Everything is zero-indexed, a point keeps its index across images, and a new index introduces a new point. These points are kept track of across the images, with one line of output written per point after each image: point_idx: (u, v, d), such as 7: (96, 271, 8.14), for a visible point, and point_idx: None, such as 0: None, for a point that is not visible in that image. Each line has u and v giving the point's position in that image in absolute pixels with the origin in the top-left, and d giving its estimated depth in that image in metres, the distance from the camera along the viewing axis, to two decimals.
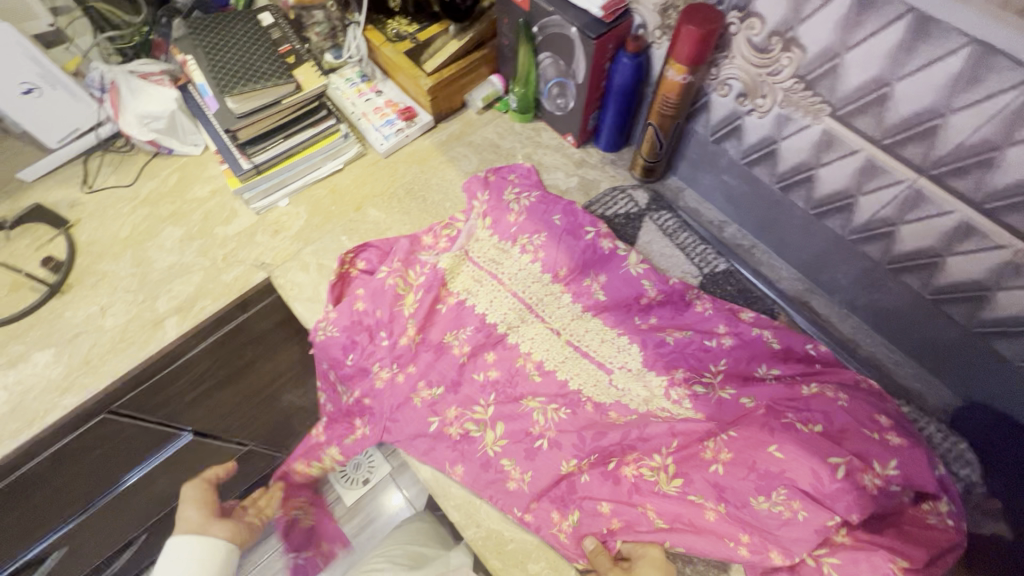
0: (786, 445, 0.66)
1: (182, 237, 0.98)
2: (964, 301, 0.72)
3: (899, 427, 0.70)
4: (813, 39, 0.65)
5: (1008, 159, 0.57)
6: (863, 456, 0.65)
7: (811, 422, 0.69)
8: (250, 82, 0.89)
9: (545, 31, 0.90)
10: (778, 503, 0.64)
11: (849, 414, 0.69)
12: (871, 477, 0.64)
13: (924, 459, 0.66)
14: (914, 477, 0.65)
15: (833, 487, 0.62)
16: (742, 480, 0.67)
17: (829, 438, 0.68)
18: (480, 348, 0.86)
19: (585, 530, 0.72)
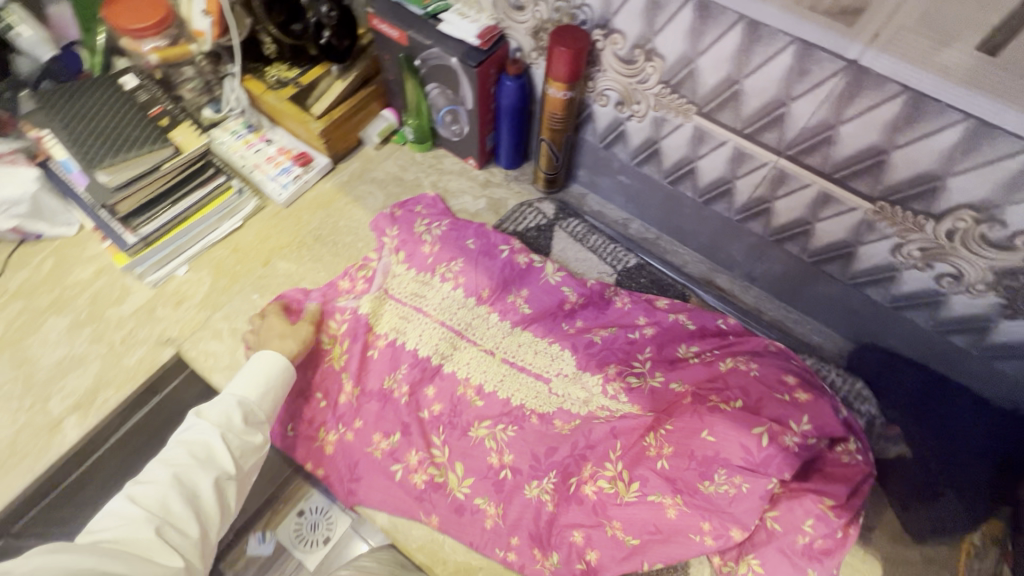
0: (716, 428, 0.71)
1: (69, 326, 0.90)
2: (836, 260, 0.82)
3: (806, 383, 0.77)
4: (669, 49, 0.72)
5: (843, 135, 0.66)
6: (782, 417, 0.71)
7: (731, 399, 0.75)
8: (125, 152, 0.84)
9: (428, 64, 0.92)
10: (721, 483, 0.69)
11: (762, 382, 0.76)
12: (789, 436, 0.69)
13: (827, 408, 0.72)
14: (827, 426, 0.71)
15: (764, 453, 0.68)
16: (685, 469, 0.72)
17: (749, 409, 0.73)
18: (419, 383, 0.86)
19: (569, 567, 0.74)
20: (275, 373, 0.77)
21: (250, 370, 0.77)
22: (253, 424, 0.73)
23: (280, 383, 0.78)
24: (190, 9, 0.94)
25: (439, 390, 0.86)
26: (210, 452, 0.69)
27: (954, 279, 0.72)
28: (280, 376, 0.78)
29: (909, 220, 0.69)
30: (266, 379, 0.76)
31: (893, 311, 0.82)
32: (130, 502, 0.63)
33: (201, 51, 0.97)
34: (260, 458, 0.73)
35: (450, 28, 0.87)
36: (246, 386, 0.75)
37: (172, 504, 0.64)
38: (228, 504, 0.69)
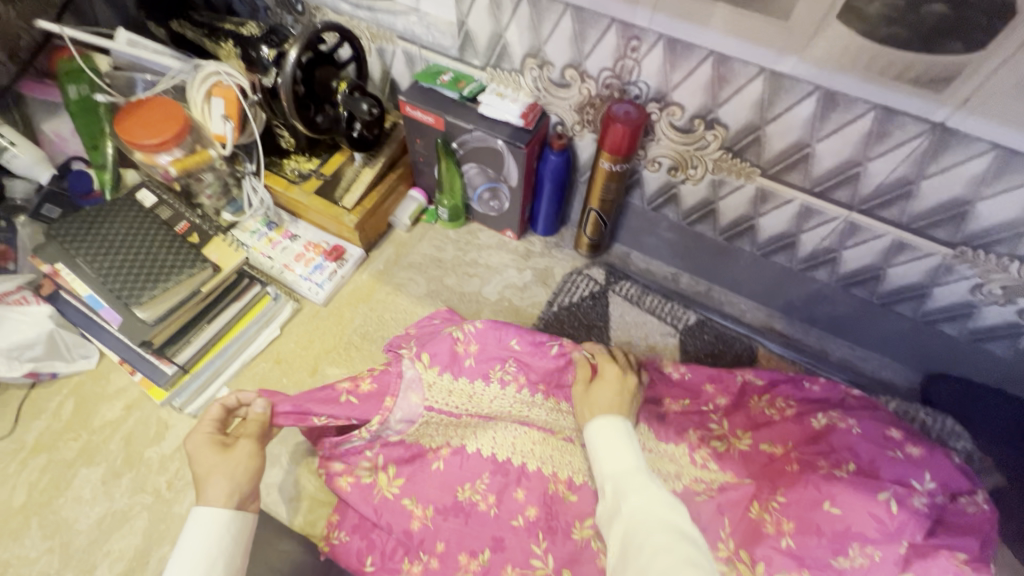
0: (839, 497, 0.64)
1: (104, 477, 0.80)
2: (909, 300, 0.82)
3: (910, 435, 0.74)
4: (732, 118, 0.72)
5: (924, 189, 0.66)
6: (903, 478, 0.68)
7: (843, 463, 0.71)
8: (161, 282, 0.76)
9: (466, 146, 0.90)
10: (857, 557, 0.61)
11: (868, 440, 0.73)
12: (918, 498, 0.65)
13: (944, 462, 0.71)
14: (947, 476, 0.69)
15: (897, 522, 0.61)
16: (816, 545, 0.62)
17: (864, 473, 0.69)
18: (498, 485, 0.79)
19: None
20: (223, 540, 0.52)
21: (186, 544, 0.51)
22: None
23: (232, 550, 0.53)
24: (207, 113, 0.87)
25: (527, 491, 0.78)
26: None
27: None
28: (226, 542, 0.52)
29: (991, 262, 0.70)
30: (215, 551, 0.51)
31: (968, 343, 0.83)
32: None
33: (220, 155, 0.90)
34: None
35: (490, 109, 0.84)
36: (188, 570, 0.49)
37: None
38: None
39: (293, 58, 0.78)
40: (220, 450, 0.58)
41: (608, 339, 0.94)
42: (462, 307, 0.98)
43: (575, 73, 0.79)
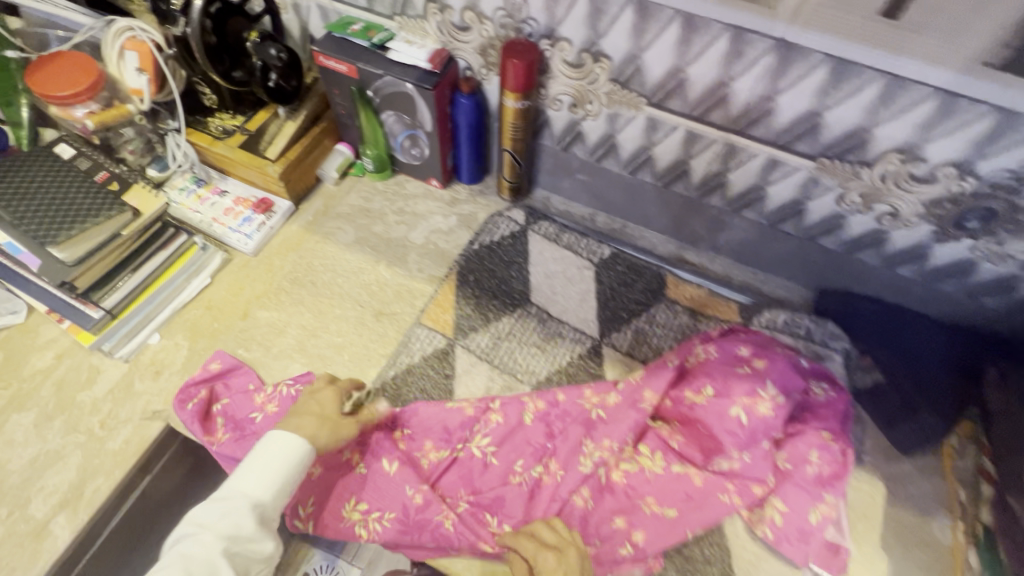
0: (706, 419, 0.79)
1: (37, 421, 0.82)
2: (790, 217, 0.90)
3: (760, 349, 0.83)
4: (614, 49, 0.78)
5: (782, 104, 0.74)
6: (749, 391, 0.78)
7: (702, 388, 0.81)
8: (78, 223, 0.79)
9: (381, 93, 0.94)
10: (727, 460, 0.77)
11: (720, 363, 0.83)
12: (762, 406, 0.77)
13: (784, 366, 0.80)
14: (790, 379, 0.79)
15: (752, 426, 0.76)
16: (692, 446, 0.80)
17: (720, 394, 0.79)
18: (419, 441, 0.82)
19: (614, 554, 0.74)
20: (291, 464, 0.66)
21: (256, 461, 0.65)
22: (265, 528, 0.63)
23: (295, 475, 0.66)
24: (121, 67, 0.89)
25: (456, 466, 0.81)
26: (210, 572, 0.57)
27: (892, 216, 0.81)
28: (295, 468, 0.66)
29: (847, 170, 0.78)
30: (281, 472, 0.65)
31: (845, 255, 0.91)
32: None
33: (140, 110, 0.93)
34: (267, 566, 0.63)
35: (399, 56, 0.89)
36: (256, 482, 0.64)
37: None
38: None
39: (198, 7, 0.81)
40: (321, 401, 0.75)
41: (527, 273, 1.00)
42: (388, 252, 1.02)
43: (474, 16, 0.84)
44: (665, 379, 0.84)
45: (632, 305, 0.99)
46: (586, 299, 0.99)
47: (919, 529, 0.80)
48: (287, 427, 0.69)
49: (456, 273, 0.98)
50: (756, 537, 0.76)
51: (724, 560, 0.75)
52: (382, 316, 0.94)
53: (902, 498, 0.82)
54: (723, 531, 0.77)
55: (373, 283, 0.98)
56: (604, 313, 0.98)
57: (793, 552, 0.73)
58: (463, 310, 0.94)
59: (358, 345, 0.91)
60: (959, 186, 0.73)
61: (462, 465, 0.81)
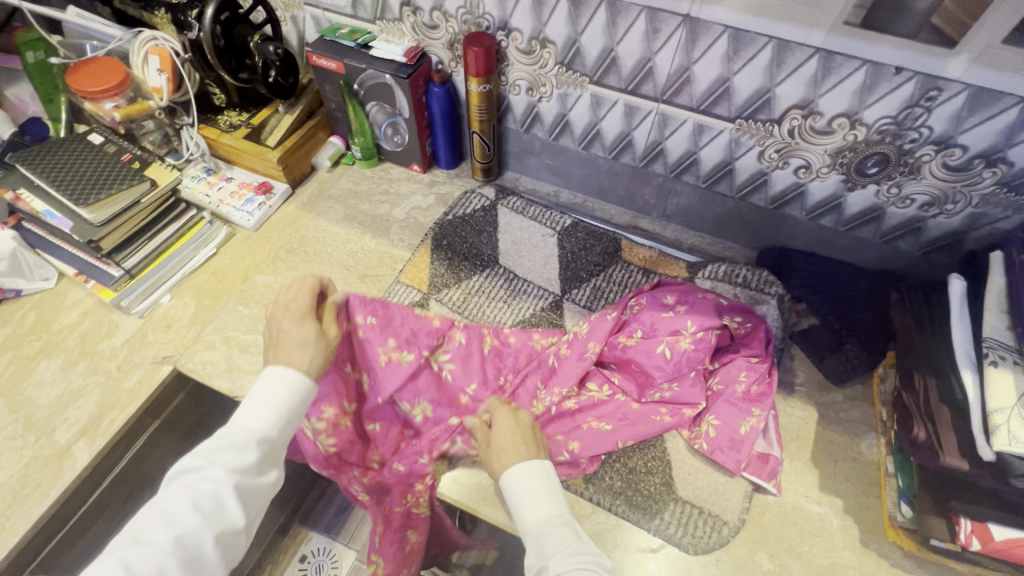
0: (637, 355, 0.88)
1: (63, 365, 0.94)
2: (723, 178, 1.02)
3: (685, 296, 0.91)
4: (557, 35, 0.92)
5: (697, 73, 0.87)
6: (671, 330, 0.88)
7: (633, 333, 0.91)
8: (105, 190, 0.93)
9: (365, 85, 1.09)
10: (659, 389, 0.88)
11: (648, 310, 0.91)
12: (683, 341, 0.87)
13: (705, 306, 0.89)
14: (708, 317, 0.87)
15: (676, 357, 0.86)
16: (626, 380, 0.91)
17: (647, 335, 0.89)
18: (386, 336, 0.86)
19: (554, 459, 0.84)
20: (292, 400, 0.69)
21: (261, 398, 0.68)
22: (269, 460, 0.67)
23: (297, 408, 0.70)
24: (145, 70, 1.06)
25: (416, 370, 0.88)
26: (218, 504, 0.62)
27: (806, 169, 0.92)
28: (296, 403, 0.70)
29: (761, 129, 0.90)
30: (283, 407, 0.68)
31: (775, 211, 1.02)
32: (145, 539, 0.59)
33: (159, 106, 1.08)
34: (270, 494, 0.68)
35: (380, 52, 1.05)
36: (261, 418, 0.67)
37: (203, 540, 0.60)
38: (239, 548, 0.65)
39: (210, 15, 0.97)
40: (297, 338, 0.74)
41: (495, 240, 1.12)
42: (373, 225, 1.15)
43: (440, 15, 0.99)
44: (604, 329, 0.91)
45: (591, 266, 1.10)
46: (549, 262, 1.11)
47: (847, 446, 0.88)
48: (282, 367, 0.70)
49: (431, 238, 1.10)
50: (690, 446, 0.86)
51: (664, 470, 0.84)
52: (366, 278, 1.06)
53: (833, 423, 0.91)
54: (665, 448, 0.86)
55: (360, 251, 1.11)
56: (565, 273, 1.10)
57: (726, 459, 0.83)
58: (438, 270, 1.06)
59: None
60: (853, 135, 0.84)
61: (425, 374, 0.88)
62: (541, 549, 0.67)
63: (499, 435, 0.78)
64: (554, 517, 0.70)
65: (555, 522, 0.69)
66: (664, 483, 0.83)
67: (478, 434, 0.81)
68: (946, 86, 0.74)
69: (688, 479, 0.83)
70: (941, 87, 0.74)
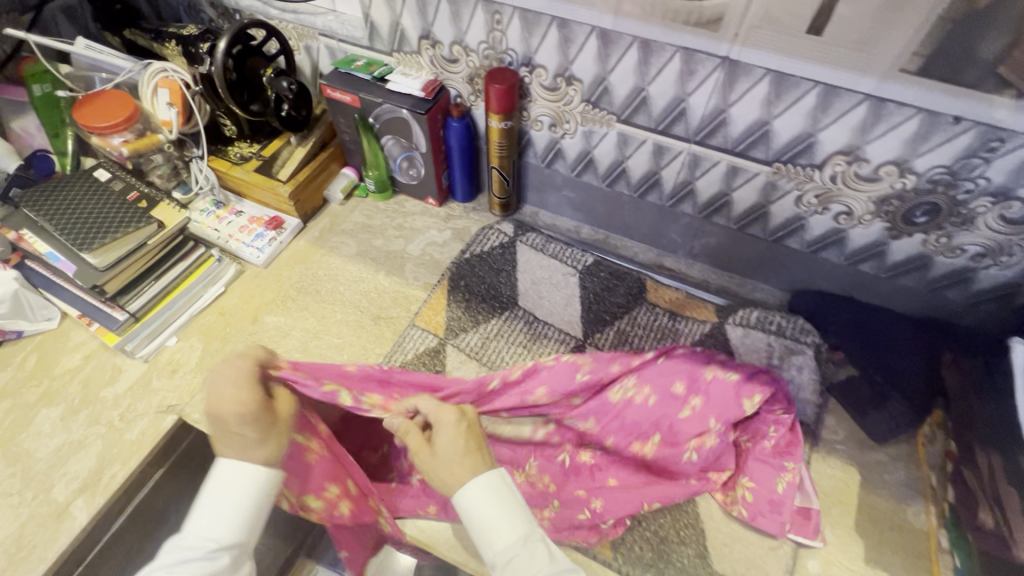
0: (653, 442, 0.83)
1: (63, 414, 0.90)
2: (757, 221, 0.97)
3: (695, 383, 0.82)
4: (583, 72, 0.88)
5: (733, 115, 0.82)
6: (695, 433, 0.80)
7: (647, 435, 0.83)
8: (109, 234, 0.89)
9: (381, 119, 1.05)
10: (688, 476, 0.82)
11: (657, 407, 0.83)
12: (709, 441, 0.79)
13: (723, 399, 0.79)
14: (729, 413, 0.78)
15: (704, 458, 0.80)
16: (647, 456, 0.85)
17: (668, 440, 0.82)
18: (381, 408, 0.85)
19: (570, 520, 0.79)
20: (254, 493, 0.66)
21: (216, 491, 0.65)
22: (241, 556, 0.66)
23: (262, 500, 0.67)
24: (155, 102, 1.03)
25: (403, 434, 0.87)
26: None
27: (847, 216, 0.87)
28: (257, 496, 0.67)
29: (800, 174, 0.85)
30: (240, 497, 0.66)
31: (811, 255, 0.97)
32: None
33: (168, 139, 1.05)
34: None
35: (397, 86, 1.00)
36: (219, 519, 0.65)
37: None
38: None
39: (221, 49, 0.94)
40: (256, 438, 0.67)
41: (514, 280, 1.07)
42: (387, 262, 1.11)
43: (461, 49, 0.95)
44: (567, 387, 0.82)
45: (614, 308, 1.05)
46: (571, 303, 1.06)
47: (892, 512, 0.83)
48: (233, 464, 0.66)
49: (448, 279, 1.06)
50: (726, 511, 0.80)
51: (698, 539, 0.78)
52: (380, 320, 1.02)
53: (877, 485, 0.85)
54: (699, 515, 0.80)
55: (372, 290, 1.06)
56: (588, 316, 1.05)
57: (769, 524, 0.77)
58: (455, 312, 1.02)
59: (358, 346, 0.99)
60: (901, 183, 0.79)
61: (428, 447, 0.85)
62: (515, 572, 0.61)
63: (443, 447, 0.68)
64: (525, 537, 0.64)
65: (525, 542, 0.63)
66: (699, 555, 0.77)
67: (413, 440, 0.70)
68: (1009, 137, 0.68)
69: (725, 551, 0.77)
70: (1003, 139, 0.69)
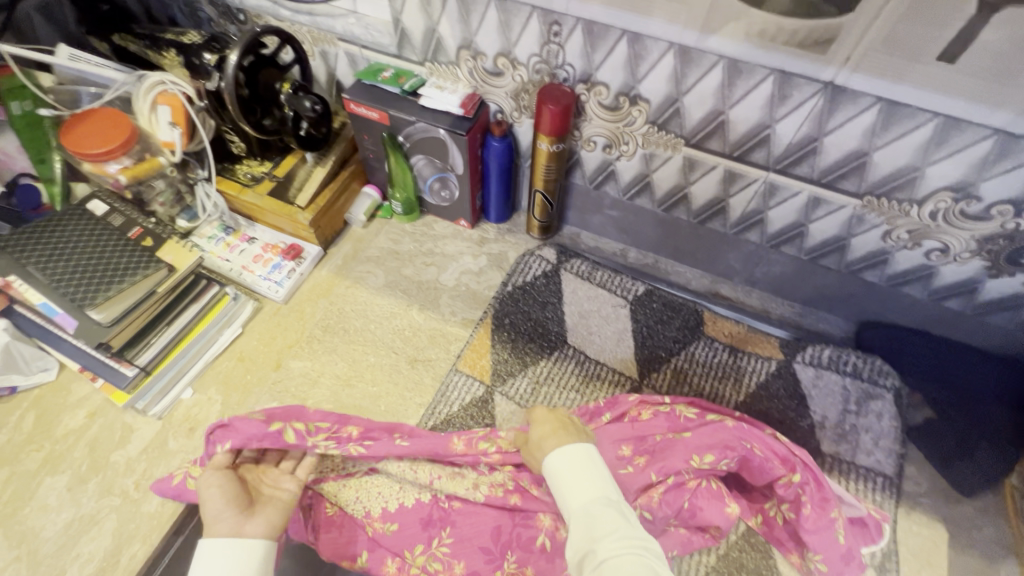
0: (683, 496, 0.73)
1: (70, 484, 0.80)
2: (833, 253, 0.88)
3: (642, 444, 0.75)
4: (652, 92, 0.77)
5: (827, 145, 0.73)
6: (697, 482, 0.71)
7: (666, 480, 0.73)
8: (113, 284, 0.80)
9: (411, 138, 0.93)
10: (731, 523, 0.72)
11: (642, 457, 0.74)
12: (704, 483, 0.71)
13: (680, 450, 0.72)
14: (671, 466, 0.69)
15: (661, 516, 0.69)
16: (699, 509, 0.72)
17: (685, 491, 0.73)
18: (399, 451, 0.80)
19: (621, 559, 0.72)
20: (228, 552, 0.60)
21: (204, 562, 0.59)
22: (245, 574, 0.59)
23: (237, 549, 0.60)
24: (155, 121, 0.89)
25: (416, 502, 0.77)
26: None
27: (941, 252, 0.79)
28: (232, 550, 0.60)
29: (895, 208, 0.76)
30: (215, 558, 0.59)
31: (889, 289, 0.89)
32: None
33: (171, 162, 0.92)
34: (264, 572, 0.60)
35: (432, 101, 0.88)
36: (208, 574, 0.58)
37: None
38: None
39: (233, 62, 0.81)
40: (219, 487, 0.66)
41: (562, 314, 0.98)
42: (420, 294, 1.01)
43: (507, 61, 0.84)
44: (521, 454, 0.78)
45: (670, 343, 0.96)
46: (623, 338, 0.97)
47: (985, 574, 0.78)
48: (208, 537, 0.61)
49: (491, 317, 0.97)
50: None
51: None
52: (417, 363, 0.93)
53: (966, 543, 0.80)
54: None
55: (407, 328, 0.97)
56: (642, 353, 0.95)
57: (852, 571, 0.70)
58: (499, 354, 0.94)
59: (395, 394, 0.90)
60: (1014, 224, 0.71)
61: (440, 513, 0.76)
62: (588, 530, 0.55)
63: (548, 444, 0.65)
64: (603, 499, 0.58)
65: (606, 505, 0.57)
66: None
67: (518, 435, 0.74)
68: None
69: None
70: None
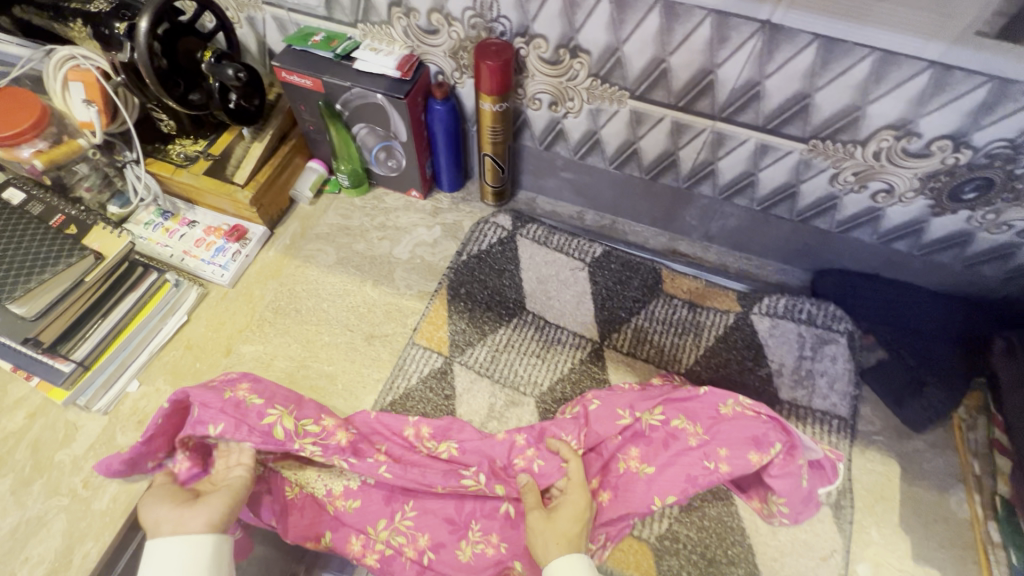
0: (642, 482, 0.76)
1: (13, 487, 0.77)
2: (784, 201, 0.88)
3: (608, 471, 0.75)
4: (592, 42, 0.74)
5: (769, 88, 0.71)
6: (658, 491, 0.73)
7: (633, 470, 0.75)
8: (35, 276, 0.75)
9: (349, 105, 0.89)
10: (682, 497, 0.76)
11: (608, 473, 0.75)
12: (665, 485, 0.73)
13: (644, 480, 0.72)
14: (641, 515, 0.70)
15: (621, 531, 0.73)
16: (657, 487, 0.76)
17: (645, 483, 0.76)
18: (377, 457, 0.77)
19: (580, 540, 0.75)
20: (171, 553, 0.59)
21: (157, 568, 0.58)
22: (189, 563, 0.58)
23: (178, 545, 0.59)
24: (69, 101, 0.85)
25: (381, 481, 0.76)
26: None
27: (887, 193, 0.80)
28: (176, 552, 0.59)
29: (840, 150, 0.76)
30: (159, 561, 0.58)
31: (840, 234, 0.90)
32: None
33: (92, 144, 0.87)
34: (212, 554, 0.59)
35: (366, 65, 0.84)
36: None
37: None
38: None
39: (143, 29, 0.75)
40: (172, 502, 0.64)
41: (519, 281, 0.97)
42: (374, 269, 0.98)
43: (441, 17, 0.80)
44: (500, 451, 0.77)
45: (629, 303, 0.95)
46: (582, 300, 0.96)
47: (935, 503, 0.81)
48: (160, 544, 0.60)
49: (447, 288, 0.95)
50: (768, 522, 0.76)
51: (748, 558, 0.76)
52: (374, 339, 0.91)
53: (917, 476, 0.82)
54: (746, 532, 0.77)
55: (361, 305, 0.94)
56: (602, 315, 0.95)
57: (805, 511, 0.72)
58: (457, 325, 0.92)
59: (352, 372, 0.88)
60: (954, 158, 0.71)
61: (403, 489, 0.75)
62: None
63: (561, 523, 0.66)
64: None
65: None
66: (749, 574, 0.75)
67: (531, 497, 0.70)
68: None
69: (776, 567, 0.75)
70: None
